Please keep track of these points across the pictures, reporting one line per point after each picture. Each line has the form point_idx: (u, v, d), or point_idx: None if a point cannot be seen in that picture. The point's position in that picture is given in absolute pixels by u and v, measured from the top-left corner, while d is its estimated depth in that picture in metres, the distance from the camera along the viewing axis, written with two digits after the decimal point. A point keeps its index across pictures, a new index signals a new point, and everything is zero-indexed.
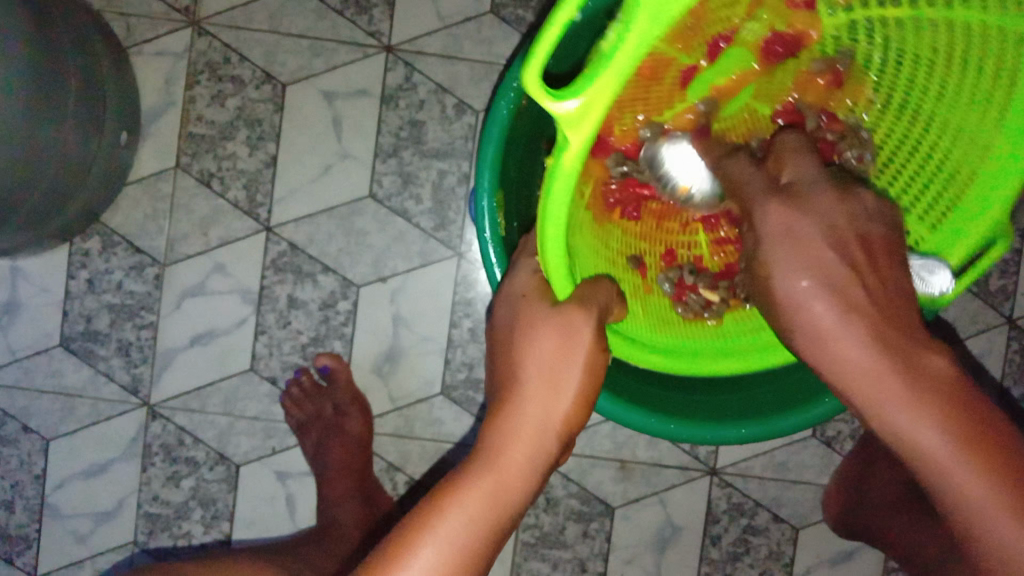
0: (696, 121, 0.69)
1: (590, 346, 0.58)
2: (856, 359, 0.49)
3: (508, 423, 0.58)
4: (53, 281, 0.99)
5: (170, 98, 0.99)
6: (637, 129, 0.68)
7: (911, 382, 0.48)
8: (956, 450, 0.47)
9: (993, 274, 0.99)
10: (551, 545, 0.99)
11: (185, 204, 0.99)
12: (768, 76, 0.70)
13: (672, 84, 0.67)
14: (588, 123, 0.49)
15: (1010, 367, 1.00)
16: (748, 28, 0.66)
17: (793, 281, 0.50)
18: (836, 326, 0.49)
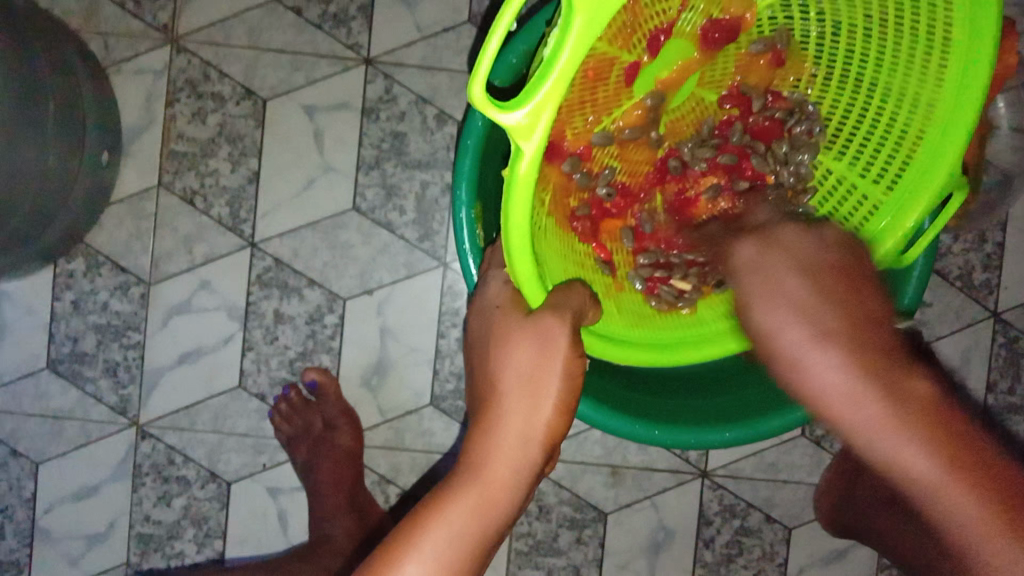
0: (644, 115, 0.69)
1: (569, 355, 0.57)
2: (825, 389, 0.46)
3: (488, 437, 0.57)
4: (39, 303, 0.99)
5: (151, 116, 0.99)
6: (588, 130, 0.67)
7: (904, 414, 0.46)
8: (962, 483, 0.45)
9: (977, 269, 0.99)
10: (544, 552, 0.99)
11: (169, 221, 0.99)
12: (710, 63, 0.70)
13: (618, 82, 0.65)
14: (543, 124, 0.49)
15: (997, 362, 1.00)
16: (684, 20, 0.65)
17: (767, 316, 0.48)
18: (816, 352, 0.46)
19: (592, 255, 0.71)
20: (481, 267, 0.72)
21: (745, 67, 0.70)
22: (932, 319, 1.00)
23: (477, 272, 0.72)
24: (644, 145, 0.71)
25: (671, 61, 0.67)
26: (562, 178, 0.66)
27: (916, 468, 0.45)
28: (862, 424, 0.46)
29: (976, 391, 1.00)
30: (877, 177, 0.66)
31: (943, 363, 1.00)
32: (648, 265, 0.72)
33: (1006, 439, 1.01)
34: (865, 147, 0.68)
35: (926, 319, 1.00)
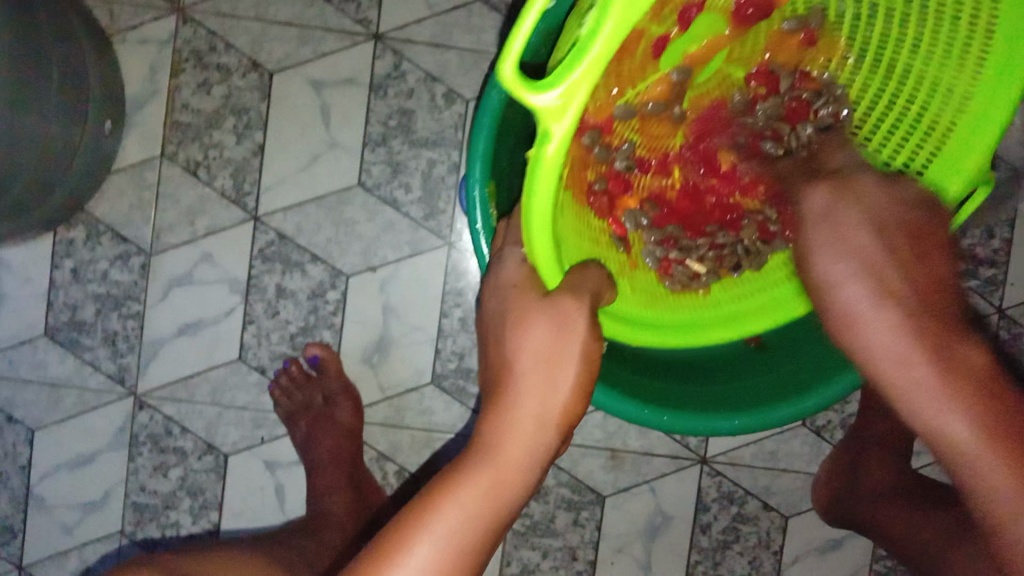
0: (669, 90, 0.68)
1: (583, 337, 0.57)
2: (879, 346, 0.48)
3: (502, 418, 0.57)
4: (38, 270, 0.98)
5: (156, 85, 0.98)
6: (611, 102, 0.64)
7: (959, 381, 0.47)
8: (995, 455, 0.46)
9: (982, 264, 0.99)
10: (541, 533, 0.99)
11: (172, 192, 0.98)
12: (740, 39, 0.69)
13: (645, 54, 0.62)
14: (574, 108, 0.47)
15: (998, 356, 1.00)
16: None
17: (828, 265, 0.51)
18: (870, 312, 0.48)
19: (607, 229, 0.71)
20: (492, 244, 0.72)
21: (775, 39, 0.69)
22: None
23: (487, 250, 0.72)
24: (665, 121, 0.70)
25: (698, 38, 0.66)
26: (585, 155, 0.65)
27: (961, 434, 0.46)
28: (917, 383, 0.47)
29: None
30: (900, 164, 0.64)
31: None
32: (658, 244, 0.73)
33: None
34: (894, 131, 0.65)
35: None
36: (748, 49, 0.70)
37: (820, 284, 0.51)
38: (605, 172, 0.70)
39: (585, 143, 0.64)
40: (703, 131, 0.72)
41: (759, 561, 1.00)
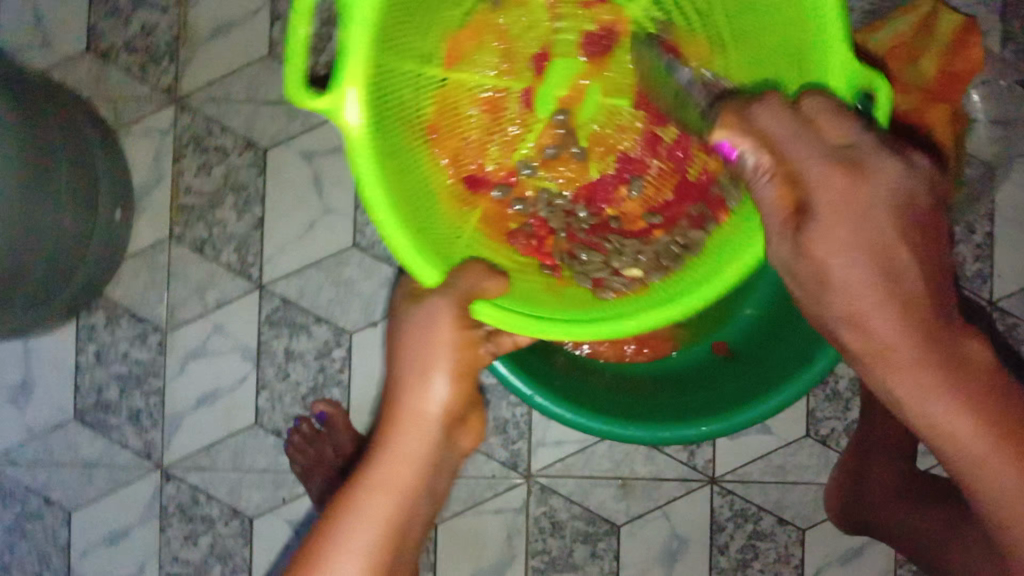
0: (558, 133, 0.78)
1: (451, 331, 0.60)
2: (901, 365, 0.49)
3: (399, 441, 0.59)
4: (65, 356, 1.04)
5: (160, 173, 1.05)
6: (511, 160, 0.78)
7: (968, 393, 0.50)
8: (1000, 453, 0.52)
9: (967, 260, 1.01)
10: (561, 567, 1.00)
11: (181, 270, 1.04)
12: (606, 70, 0.78)
13: (518, 107, 0.78)
14: (356, 101, 0.59)
15: (998, 349, 1.01)
16: (559, 42, 0.78)
17: (843, 281, 0.48)
18: (898, 344, 0.48)
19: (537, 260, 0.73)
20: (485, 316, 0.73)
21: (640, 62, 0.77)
22: None
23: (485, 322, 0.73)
24: (569, 160, 0.79)
25: (562, 84, 0.78)
26: (501, 208, 0.76)
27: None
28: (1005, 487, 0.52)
29: None
30: None
31: None
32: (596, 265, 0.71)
33: None
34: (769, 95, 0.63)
35: None
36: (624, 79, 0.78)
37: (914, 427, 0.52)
38: (529, 218, 0.76)
39: (495, 201, 0.75)
40: (625, 164, 0.78)
41: None
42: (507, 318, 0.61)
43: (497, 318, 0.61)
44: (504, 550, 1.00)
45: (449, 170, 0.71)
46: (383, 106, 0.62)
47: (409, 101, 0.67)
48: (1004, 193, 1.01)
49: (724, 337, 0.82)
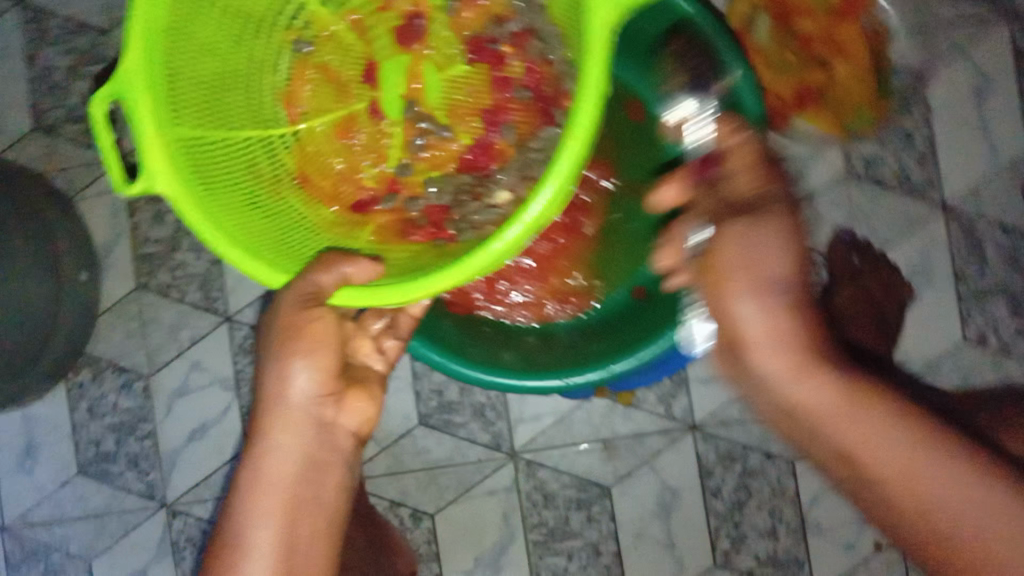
0: (415, 124, 0.85)
1: (319, 326, 0.64)
2: (788, 383, 0.52)
3: (268, 450, 0.64)
4: (60, 416, 1.09)
5: (118, 228, 1.09)
6: (385, 171, 0.84)
7: (881, 415, 0.51)
8: (933, 467, 0.49)
9: (911, 166, 1.00)
10: (559, 538, 1.01)
11: (153, 316, 1.08)
12: (431, 57, 0.86)
13: (369, 118, 0.85)
14: (156, 163, 0.62)
15: (959, 250, 0.99)
16: (381, 54, 0.85)
17: (743, 310, 0.53)
18: (788, 370, 0.52)
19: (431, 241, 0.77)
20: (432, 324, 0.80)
21: (452, 24, 0.85)
22: (879, 225, 1.00)
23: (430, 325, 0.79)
24: (438, 144, 0.85)
25: (400, 81, 0.85)
26: (400, 216, 0.81)
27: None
28: (962, 518, 0.47)
29: (946, 283, 0.99)
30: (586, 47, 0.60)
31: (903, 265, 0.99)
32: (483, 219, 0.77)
33: (987, 323, 0.99)
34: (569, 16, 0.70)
35: (875, 227, 1.00)
36: (447, 48, 0.85)
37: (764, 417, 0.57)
38: (425, 210, 0.82)
39: (389, 210, 0.81)
40: (485, 118, 0.85)
41: (779, 512, 1.00)
42: (379, 292, 0.60)
43: (362, 294, 0.60)
44: (503, 529, 1.02)
45: (331, 205, 0.78)
46: (232, 176, 0.69)
47: (261, 164, 0.74)
48: (935, 93, 1.00)
49: (642, 281, 0.87)
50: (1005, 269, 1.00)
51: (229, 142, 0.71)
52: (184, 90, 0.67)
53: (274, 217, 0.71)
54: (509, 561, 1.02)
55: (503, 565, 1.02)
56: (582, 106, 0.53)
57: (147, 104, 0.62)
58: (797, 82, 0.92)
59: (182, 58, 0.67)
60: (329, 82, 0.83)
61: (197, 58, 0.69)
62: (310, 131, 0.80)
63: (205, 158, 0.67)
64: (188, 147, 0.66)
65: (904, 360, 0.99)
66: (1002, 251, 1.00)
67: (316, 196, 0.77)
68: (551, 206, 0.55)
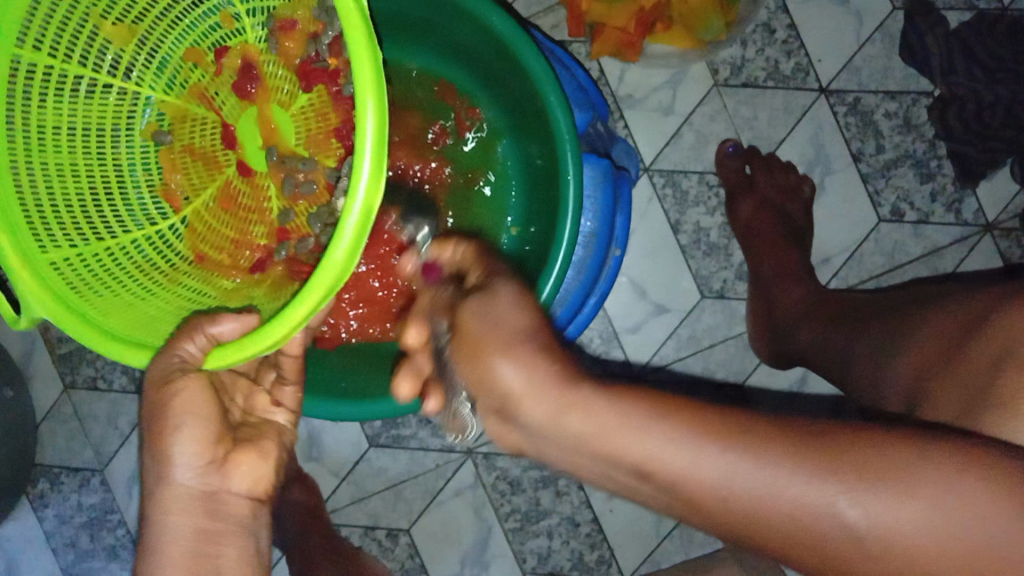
0: (280, 171, 0.68)
1: (194, 388, 0.59)
2: (635, 443, 0.43)
3: (158, 537, 0.58)
4: (31, 529, 1.10)
5: (31, 336, 1.08)
6: (269, 222, 0.69)
7: (777, 459, 0.41)
8: (855, 492, 0.39)
9: (781, 60, 0.96)
10: (535, 519, 1.01)
11: (89, 411, 1.08)
12: (272, 92, 0.69)
13: (238, 183, 0.69)
14: (29, 297, 0.54)
15: (851, 132, 0.96)
16: (217, 102, 0.68)
17: (506, 378, 0.45)
18: (612, 432, 0.44)
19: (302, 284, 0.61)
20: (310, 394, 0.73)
21: (282, 59, 0.66)
22: (764, 128, 0.97)
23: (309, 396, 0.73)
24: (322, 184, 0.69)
25: (254, 130, 0.68)
26: (290, 264, 0.67)
27: (848, 519, 0.39)
28: (896, 526, 0.39)
29: (845, 168, 0.97)
30: None
31: (797, 162, 0.97)
32: None
33: (898, 197, 0.96)
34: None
35: (760, 132, 0.97)
36: (284, 82, 0.69)
37: (560, 468, 0.50)
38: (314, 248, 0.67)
39: (285, 258, 0.67)
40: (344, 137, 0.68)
41: None
42: (248, 346, 0.52)
43: (234, 352, 0.52)
44: (478, 524, 1.02)
45: (231, 275, 0.67)
46: (122, 280, 0.61)
47: (150, 259, 0.64)
48: None
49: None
50: (901, 137, 0.96)
51: (114, 255, 0.62)
52: (51, 223, 0.58)
53: (172, 316, 0.61)
54: (494, 554, 1.02)
55: (489, 559, 1.02)
56: (364, 84, 0.44)
57: (14, 248, 0.55)
58: (635, 10, 0.88)
59: (39, 193, 0.59)
60: (196, 159, 0.69)
61: (58, 184, 0.60)
62: (196, 212, 0.68)
63: (89, 272, 0.59)
64: (64, 269, 0.57)
65: (825, 259, 0.98)
66: (893, 120, 0.96)
67: (207, 265, 0.66)
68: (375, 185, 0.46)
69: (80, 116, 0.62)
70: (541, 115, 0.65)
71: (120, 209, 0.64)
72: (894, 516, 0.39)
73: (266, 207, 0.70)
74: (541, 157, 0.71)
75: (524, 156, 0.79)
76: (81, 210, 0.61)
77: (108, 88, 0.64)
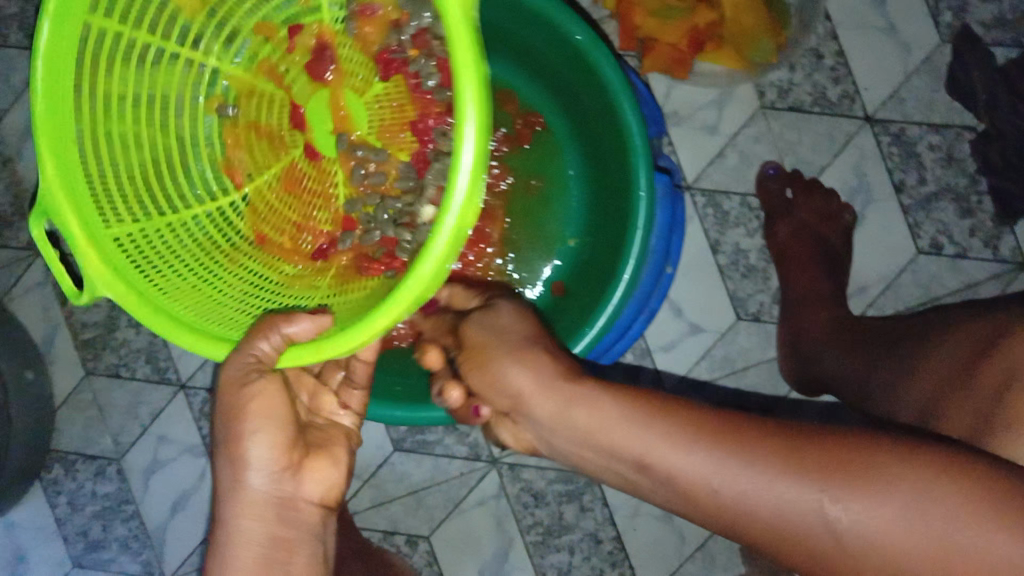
0: (354, 160, 0.73)
1: (269, 397, 0.60)
2: (628, 440, 0.57)
3: (235, 538, 0.60)
4: (43, 516, 1.08)
5: (54, 320, 1.07)
6: (336, 207, 0.75)
7: (746, 456, 0.52)
8: (816, 486, 0.49)
9: (828, 86, 0.96)
10: (557, 533, 1.00)
11: (109, 400, 1.07)
12: (346, 78, 0.73)
13: (307, 167, 0.74)
14: (94, 277, 0.56)
15: (894, 162, 0.97)
16: (295, 88, 0.73)
17: (518, 383, 0.61)
18: (614, 430, 0.57)
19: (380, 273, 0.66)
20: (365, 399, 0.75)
21: (359, 45, 0.70)
22: (807, 154, 0.97)
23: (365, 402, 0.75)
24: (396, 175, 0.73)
25: (326, 116, 0.74)
26: (359, 258, 0.70)
27: (832, 516, 0.48)
28: (860, 524, 0.48)
29: (887, 198, 0.97)
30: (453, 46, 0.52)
31: (839, 190, 0.97)
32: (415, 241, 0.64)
33: (939, 230, 0.97)
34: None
35: (803, 157, 0.97)
36: (359, 69, 0.73)
37: (581, 460, 0.61)
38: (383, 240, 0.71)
39: (348, 249, 0.71)
40: (417, 131, 0.74)
41: None
42: (325, 347, 0.53)
43: (313, 352, 0.54)
44: (499, 535, 1.01)
45: (294, 259, 0.69)
46: (181, 261, 0.63)
47: (208, 242, 0.66)
48: (835, 7, 0.96)
49: (556, 276, 0.84)
50: (943, 170, 0.96)
51: (175, 233, 0.64)
52: (115, 202, 0.60)
53: (236, 299, 0.63)
54: (512, 566, 1.01)
55: (508, 571, 1.01)
56: (464, 87, 0.44)
57: (80, 226, 0.56)
58: (690, 28, 0.89)
59: (104, 169, 0.60)
60: (260, 137, 0.72)
61: (122, 159, 0.61)
62: (258, 190, 0.71)
63: (148, 253, 0.61)
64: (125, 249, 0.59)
65: (862, 287, 0.98)
66: (936, 152, 0.96)
67: (269, 249, 0.69)
68: (472, 203, 0.46)
69: (146, 83, 0.62)
70: (613, 126, 0.69)
71: (180, 188, 0.66)
72: (856, 514, 0.48)
73: (331, 192, 0.75)
74: (608, 168, 0.75)
75: (583, 165, 0.82)
76: (144, 186, 0.63)
77: (175, 57, 0.64)
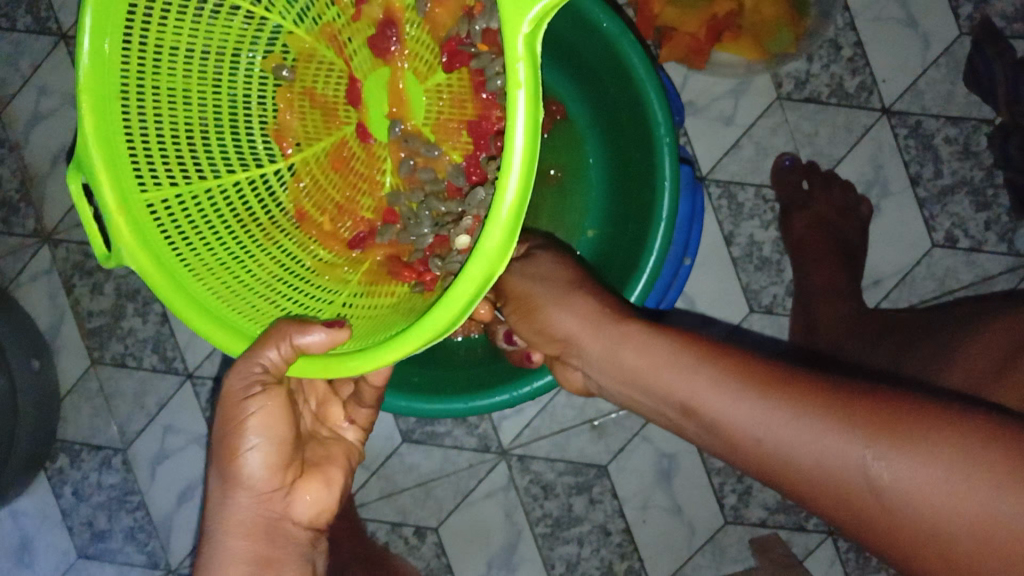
0: (404, 146, 0.72)
1: (268, 408, 0.58)
2: (677, 379, 0.55)
3: (217, 556, 0.59)
4: (48, 505, 1.07)
5: (60, 309, 1.06)
6: (380, 194, 0.73)
7: (796, 408, 0.49)
8: (861, 436, 0.45)
9: (845, 77, 0.95)
10: (566, 525, 1.00)
11: (116, 389, 1.06)
12: (415, 57, 0.71)
13: (355, 144, 0.72)
14: (119, 238, 0.55)
15: (911, 154, 0.96)
16: (358, 62, 0.71)
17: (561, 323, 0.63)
18: (656, 369, 0.56)
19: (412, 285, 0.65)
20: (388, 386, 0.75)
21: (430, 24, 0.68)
22: (824, 145, 0.96)
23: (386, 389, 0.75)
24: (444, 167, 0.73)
25: (383, 96, 0.72)
26: (396, 254, 0.70)
27: (873, 470, 0.44)
28: (897, 474, 0.44)
29: (903, 191, 0.96)
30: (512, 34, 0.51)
31: (854, 182, 0.96)
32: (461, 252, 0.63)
33: (954, 223, 0.96)
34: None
35: (818, 148, 0.96)
36: (426, 50, 0.71)
37: (626, 404, 0.62)
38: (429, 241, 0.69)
39: (386, 243, 0.70)
40: (473, 133, 0.72)
41: None
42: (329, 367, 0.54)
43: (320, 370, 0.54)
44: (508, 528, 1.00)
45: (331, 244, 0.68)
46: (212, 234, 0.61)
47: (243, 217, 0.64)
48: None
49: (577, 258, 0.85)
50: (960, 163, 0.96)
51: (214, 201, 0.63)
52: (152, 163, 0.59)
53: (266, 285, 0.62)
54: (521, 558, 1.01)
55: (516, 563, 1.01)
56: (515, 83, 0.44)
57: (113, 189, 0.55)
58: (708, 16, 0.88)
59: (146, 128, 0.59)
60: (315, 106, 0.70)
61: (167, 119, 0.61)
62: (307, 160, 0.69)
63: (178, 221, 0.59)
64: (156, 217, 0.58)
65: (876, 280, 0.97)
66: (953, 145, 0.95)
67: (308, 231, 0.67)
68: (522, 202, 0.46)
69: (201, 38, 0.62)
70: (638, 120, 0.70)
71: (226, 152, 0.65)
72: (893, 466, 0.44)
73: (378, 177, 0.74)
74: (631, 155, 0.75)
75: (604, 155, 0.83)
76: (189, 149, 0.62)
77: (235, 10, 0.63)
